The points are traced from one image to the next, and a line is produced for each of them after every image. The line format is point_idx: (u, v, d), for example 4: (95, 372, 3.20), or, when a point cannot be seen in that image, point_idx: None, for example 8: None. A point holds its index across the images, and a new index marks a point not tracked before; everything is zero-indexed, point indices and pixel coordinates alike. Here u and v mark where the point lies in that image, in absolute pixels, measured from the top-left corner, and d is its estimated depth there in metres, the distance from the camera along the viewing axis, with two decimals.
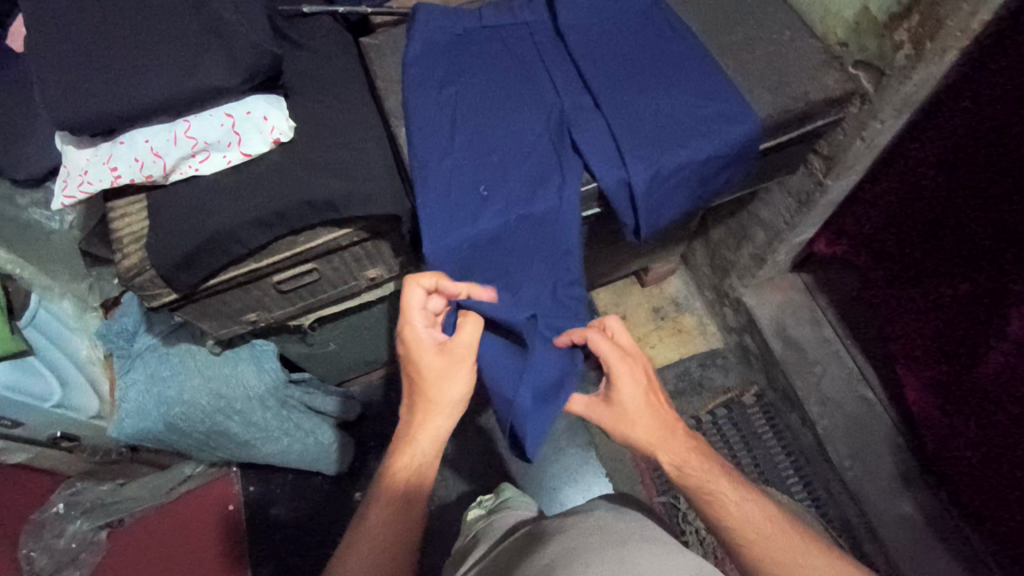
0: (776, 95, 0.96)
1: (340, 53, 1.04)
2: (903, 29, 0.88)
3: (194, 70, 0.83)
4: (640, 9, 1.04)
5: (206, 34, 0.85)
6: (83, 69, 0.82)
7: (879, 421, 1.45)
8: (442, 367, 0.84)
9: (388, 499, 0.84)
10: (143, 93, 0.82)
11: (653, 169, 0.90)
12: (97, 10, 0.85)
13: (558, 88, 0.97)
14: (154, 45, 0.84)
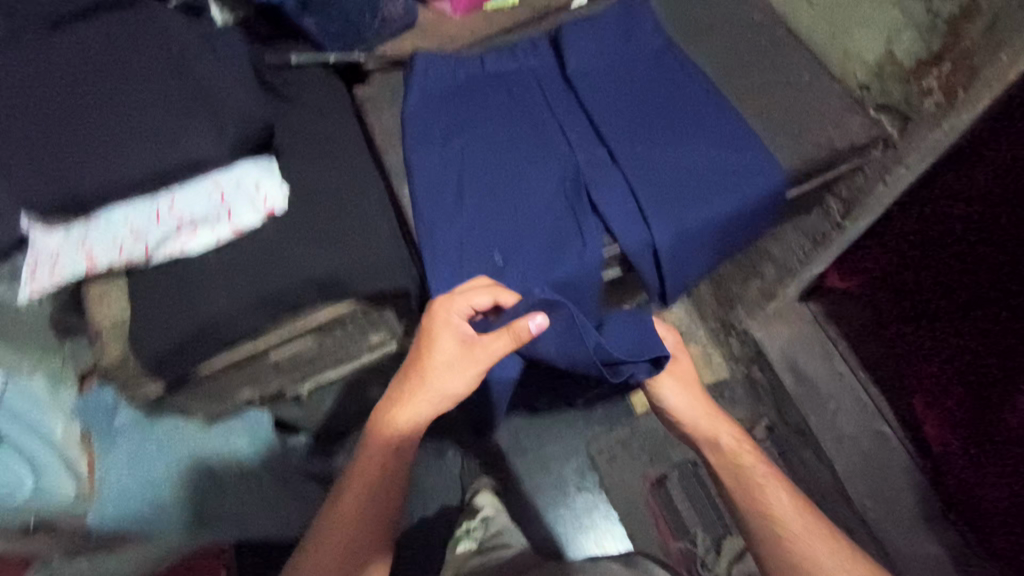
0: (799, 143, 0.91)
1: (333, 106, 0.97)
2: (933, 76, 0.84)
3: (177, 140, 0.75)
4: (651, 52, 0.98)
5: (189, 100, 0.77)
6: (48, 144, 0.74)
7: (895, 457, 1.39)
8: (456, 360, 0.78)
9: (361, 485, 0.79)
10: (121, 168, 0.74)
11: (677, 228, 0.85)
12: (61, 74, 0.76)
13: (571, 139, 0.91)
14: (129, 113, 0.75)
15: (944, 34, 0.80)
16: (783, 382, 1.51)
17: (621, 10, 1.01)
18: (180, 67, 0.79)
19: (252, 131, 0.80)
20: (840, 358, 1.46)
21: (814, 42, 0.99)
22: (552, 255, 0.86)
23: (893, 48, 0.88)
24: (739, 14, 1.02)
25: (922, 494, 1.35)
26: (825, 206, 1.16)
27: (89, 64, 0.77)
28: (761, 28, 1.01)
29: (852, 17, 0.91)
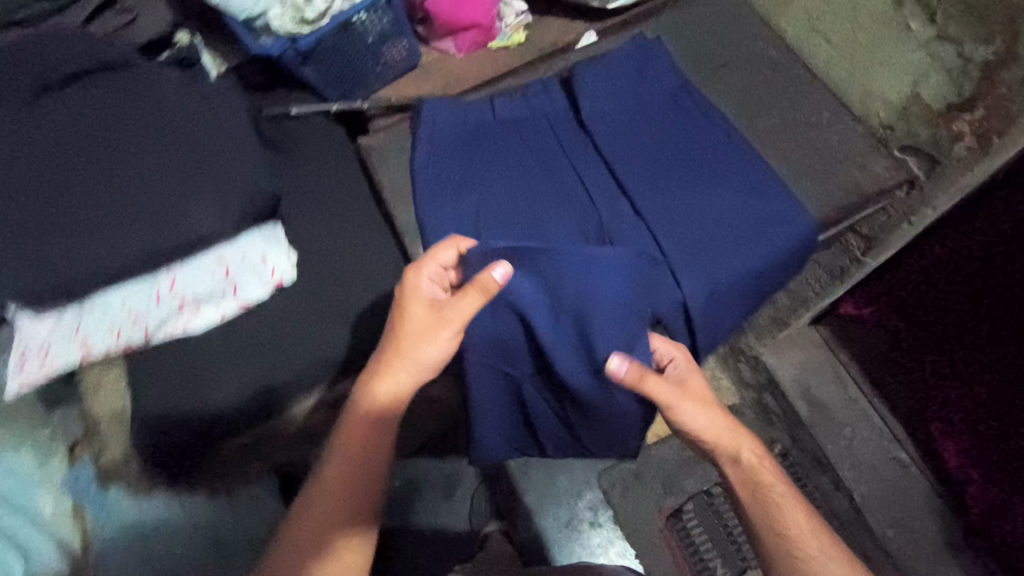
0: (826, 189, 0.88)
1: (338, 159, 0.92)
2: (962, 121, 0.81)
3: (179, 219, 0.70)
4: (666, 91, 0.94)
5: (191, 173, 0.72)
6: (34, 227, 0.67)
7: (916, 484, 1.21)
8: (425, 324, 0.72)
9: (340, 470, 0.72)
10: (117, 252, 0.68)
11: (708, 284, 0.83)
12: (50, 148, 0.71)
13: (591, 191, 0.87)
14: (127, 190, 0.70)
15: (977, 78, 0.77)
16: (796, 410, 1.28)
17: (632, 48, 0.96)
18: (177, 134, 0.74)
19: (259, 202, 0.75)
20: (853, 381, 1.27)
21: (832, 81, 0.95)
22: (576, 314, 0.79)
23: (920, 89, 0.85)
24: (752, 49, 0.99)
25: (945, 531, 1.17)
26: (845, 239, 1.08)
27: (80, 135, 0.71)
28: (777, 65, 0.98)
29: (873, 56, 0.89)
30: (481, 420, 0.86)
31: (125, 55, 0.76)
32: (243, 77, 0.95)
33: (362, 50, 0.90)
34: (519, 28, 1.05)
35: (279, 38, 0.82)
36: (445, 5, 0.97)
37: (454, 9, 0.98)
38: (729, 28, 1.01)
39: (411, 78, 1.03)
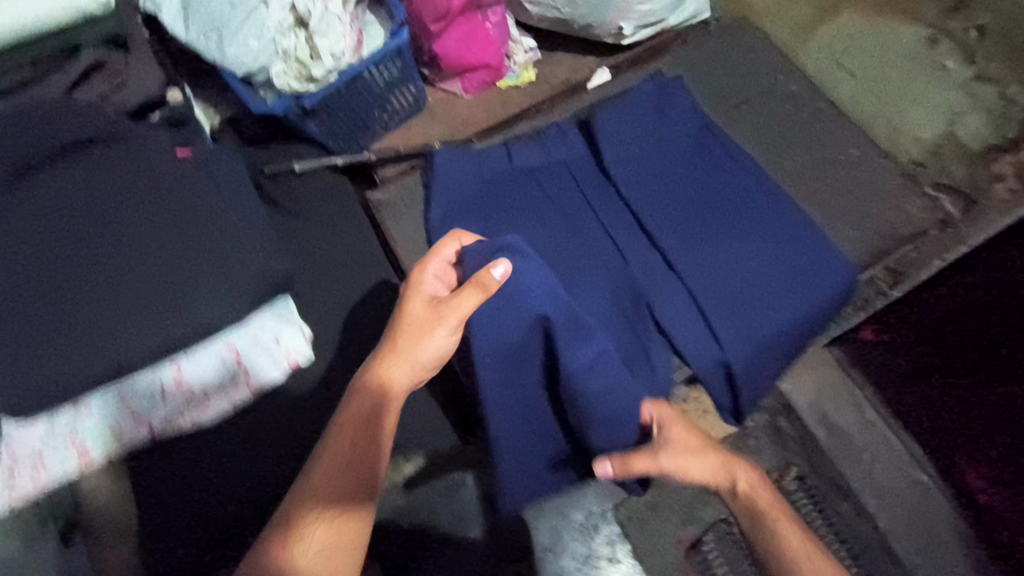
0: (862, 232, 0.85)
1: (340, 210, 0.86)
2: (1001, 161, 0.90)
3: (179, 312, 0.63)
4: (690, 134, 0.89)
5: (193, 256, 0.65)
6: (21, 330, 0.61)
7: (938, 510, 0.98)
8: (423, 319, 0.68)
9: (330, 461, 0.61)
10: (111, 352, 0.61)
11: (750, 343, 0.79)
12: (33, 235, 0.64)
13: (621, 247, 0.84)
14: (124, 281, 0.63)
15: None
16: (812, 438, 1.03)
17: (652, 88, 0.92)
18: (176, 210, 0.67)
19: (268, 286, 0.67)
20: (868, 405, 1.04)
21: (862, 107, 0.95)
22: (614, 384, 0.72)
23: (954, 128, 0.93)
24: (772, 83, 0.95)
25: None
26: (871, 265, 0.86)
27: (68, 219, 0.65)
28: (799, 99, 0.94)
29: (905, 95, 0.95)
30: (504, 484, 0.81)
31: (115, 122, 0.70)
32: (241, 134, 0.91)
33: (370, 98, 0.85)
34: (528, 66, 1.00)
35: (282, 97, 0.77)
36: (452, 46, 0.90)
37: (460, 49, 0.91)
38: (746, 62, 0.97)
39: (416, 123, 0.98)
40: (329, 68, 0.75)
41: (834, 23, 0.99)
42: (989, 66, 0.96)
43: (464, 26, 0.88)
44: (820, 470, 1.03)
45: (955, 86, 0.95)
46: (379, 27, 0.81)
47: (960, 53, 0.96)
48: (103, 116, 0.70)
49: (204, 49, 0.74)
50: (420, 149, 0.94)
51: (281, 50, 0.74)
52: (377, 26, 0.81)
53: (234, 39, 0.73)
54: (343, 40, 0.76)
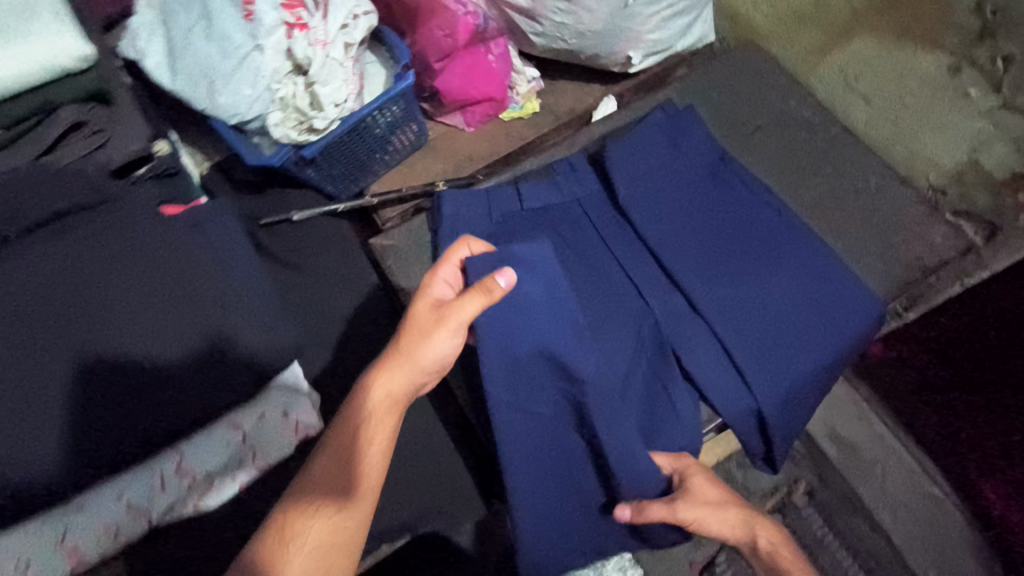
0: (886, 264, 0.83)
1: (340, 256, 0.81)
2: None
3: (188, 404, 0.62)
4: (704, 166, 0.86)
5: (198, 341, 0.63)
6: (16, 412, 0.57)
7: (953, 525, 0.94)
8: (423, 321, 0.65)
9: (331, 455, 0.59)
10: (118, 449, 0.59)
11: (782, 388, 0.76)
12: (16, 318, 0.59)
13: (642, 289, 0.80)
14: (125, 369, 0.60)
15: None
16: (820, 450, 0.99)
17: (662, 117, 0.88)
18: (172, 270, 0.64)
19: (280, 363, 0.66)
20: (875, 415, 1.00)
21: (875, 136, 0.94)
22: (633, 439, 0.70)
23: (978, 157, 0.91)
24: (785, 109, 0.92)
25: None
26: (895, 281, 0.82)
27: (55, 297, 0.60)
28: (813, 126, 0.91)
29: (922, 123, 0.93)
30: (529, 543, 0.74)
31: (105, 184, 0.68)
32: (230, 177, 0.87)
33: (370, 140, 0.81)
34: (531, 96, 0.96)
35: (280, 147, 0.73)
36: (454, 81, 0.85)
37: (463, 85, 0.86)
38: (756, 87, 0.94)
39: (417, 160, 0.93)
40: (330, 118, 0.71)
41: (846, 49, 0.98)
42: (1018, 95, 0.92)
43: (467, 59, 0.84)
44: (828, 482, 1.00)
45: (979, 115, 0.93)
46: (380, 66, 0.79)
47: (986, 80, 0.94)
48: (90, 184, 0.67)
49: (191, 97, 0.69)
50: (420, 189, 0.88)
51: (278, 98, 0.70)
52: (378, 66, 0.79)
53: (226, 87, 0.68)
54: (345, 86, 0.71)
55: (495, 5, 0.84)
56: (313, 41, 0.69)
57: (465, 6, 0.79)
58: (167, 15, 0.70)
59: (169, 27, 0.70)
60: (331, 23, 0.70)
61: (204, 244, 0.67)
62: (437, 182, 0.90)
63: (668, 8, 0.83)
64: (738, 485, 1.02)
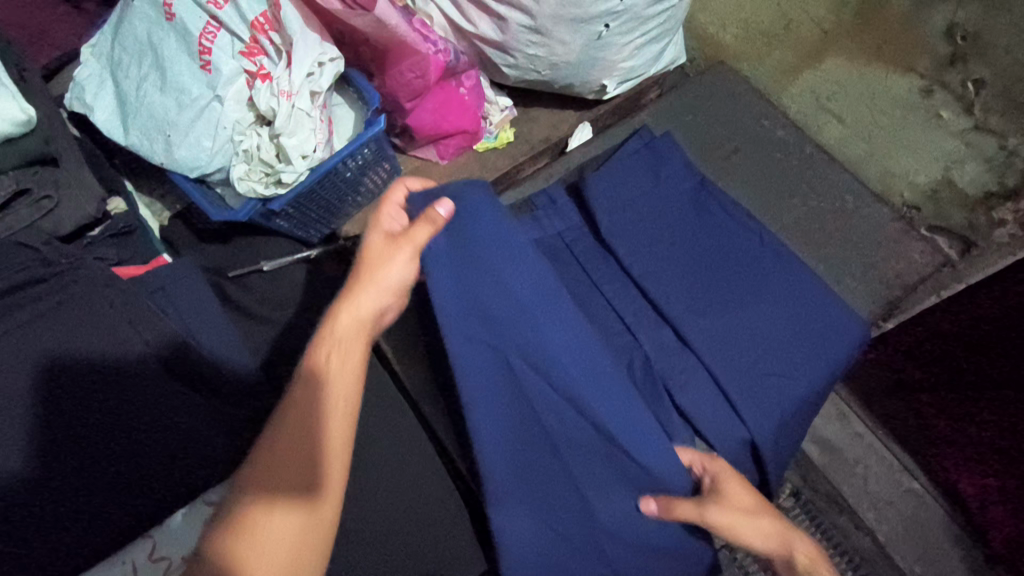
0: (867, 284, 0.83)
1: (308, 299, 0.76)
2: (1003, 208, 0.91)
3: (165, 479, 0.61)
4: (684, 195, 0.84)
5: (176, 414, 0.62)
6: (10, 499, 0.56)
7: (935, 522, 0.93)
8: (378, 249, 0.66)
9: (312, 413, 0.58)
10: (93, 529, 0.58)
11: (776, 420, 0.73)
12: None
13: (629, 324, 0.78)
14: (100, 447, 0.59)
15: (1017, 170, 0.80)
16: (804, 456, 0.98)
17: (641, 145, 0.86)
18: (145, 337, 0.63)
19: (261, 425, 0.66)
20: (856, 416, 0.99)
21: (852, 155, 0.97)
22: (632, 428, 0.70)
23: (952, 175, 0.94)
24: (760, 129, 0.92)
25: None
26: (879, 297, 0.83)
27: (16, 380, 0.59)
28: (788, 145, 0.90)
29: (895, 141, 0.96)
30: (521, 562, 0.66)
31: (56, 255, 0.65)
32: (193, 228, 0.82)
33: (341, 184, 0.78)
34: (505, 125, 0.93)
35: (246, 202, 0.69)
36: (427, 117, 0.83)
37: (436, 120, 0.83)
38: (730, 108, 0.93)
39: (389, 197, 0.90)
40: (299, 171, 0.67)
41: (818, 70, 1.01)
42: (990, 117, 0.95)
43: (439, 95, 0.81)
44: (811, 482, 0.99)
45: (952, 136, 0.95)
46: (348, 108, 0.76)
47: (958, 103, 0.96)
48: (40, 255, 0.65)
49: (149, 152, 0.67)
50: None
51: (241, 150, 0.68)
52: (347, 109, 0.76)
53: (185, 140, 0.66)
54: (313, 136, 0.68)
55: (463, 38, 0.82)
56: (276, 91, 0.66)
57: (435, 45, 0.76)
58: (115, 66, 0.69)
59: (120, 81, 0.69)
60: (296, 73, 0.66)
61: (180, 316, 0.67)
62: None
63: (642, 36, 0.82)
64: None
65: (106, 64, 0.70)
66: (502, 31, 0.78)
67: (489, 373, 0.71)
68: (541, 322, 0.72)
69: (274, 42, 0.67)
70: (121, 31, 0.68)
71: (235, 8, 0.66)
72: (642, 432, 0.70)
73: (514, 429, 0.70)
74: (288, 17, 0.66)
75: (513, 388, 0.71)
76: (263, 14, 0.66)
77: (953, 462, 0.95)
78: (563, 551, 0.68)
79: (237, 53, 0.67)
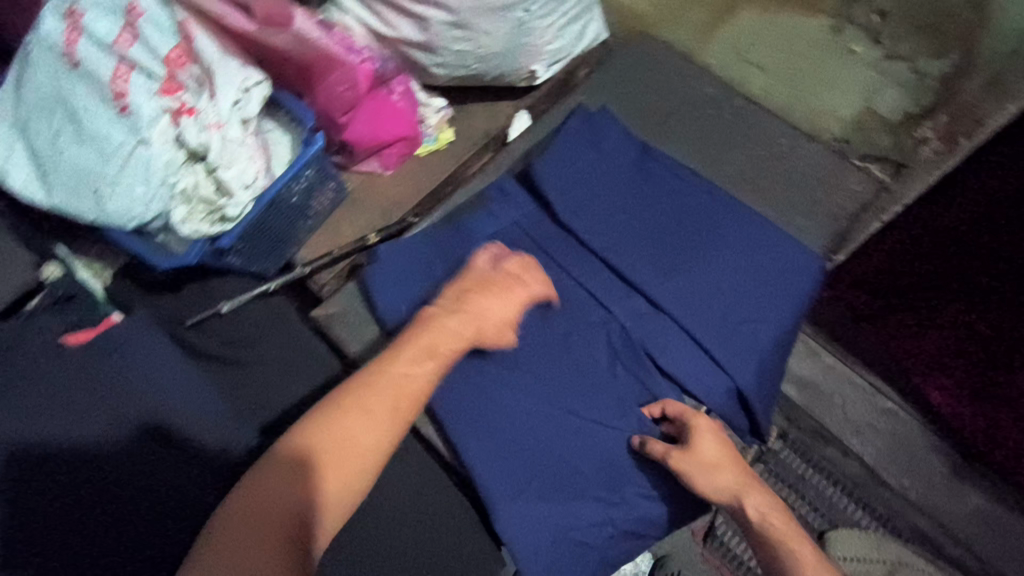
0: (815, 220, 0.87)
1: (276, 332, 0.75)
2: (927, 127, 0.95)
3: (141, 560, 0.54)
4: (630, 165, 0.86)
5: (171, 482, 0.58)
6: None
7: (912, 432, 1.01)
8: (500, 312, 0.69)
9: (388, 432, 0.57)
10: None
11: (754, 363, 0.75)
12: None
13: (599, 297, 0.78)
14: (78, 533, 0.54)
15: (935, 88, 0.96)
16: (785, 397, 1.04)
17: (579, 124, 0.87)
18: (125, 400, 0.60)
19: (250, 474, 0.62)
20: (825, 350, 1.05)
21: (779, 99, 1.00)
22: (613, 397, 0.72)
23: (873, 104, 0.98)
24: (690, 89, 0.94)
25: (986, 494, 0.98)
26: (827, 232, 0.86)
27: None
28: (718, 101, 0.93)
29: (817, 80, 1.00)
30: (525, 551, 0.65)
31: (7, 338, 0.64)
32: (139, 284, 0.79)
33: (288, 211, 0.77)
34: (443, 125, 0.93)
35: (192, 244, 0.67)
36: (364, 130, 0.81)
37: (374, 131, 0.82)
38: (659, 73, 0.95)
39: (340, 216, 0.88)
40: (243, 203, 0.67)
41: (733, 25, 1.03)
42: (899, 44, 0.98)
43: (372, 105, 0.80)
44: (796, 420, 1.03)
45: (868, 66, 1.00)
46: (283, 133, 0.75)
47: (867, 35, 1.00)
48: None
49: (77, 210, 0.64)
50: (353, 246, 0.84)
51: (179, 192, 0.65)
52: (280, 133, 0.75)
53: (114, 191, 0.63)
54: (251, 164, 0.67)
55: (387, 44, 0.82)
56: (204, 125, 0.64)
57: (360, 54, 0.75)
58: (24, 125, 0.65)
59: (30, 140, 0.65)
60: (220, 102, 0.64)
61: (150, 375, 0.63)
62: (367, 236, 0.85)
63: (562, 17, 0.84)
64: None
65: (13, 126, 0.66)
66: (424, 31, 0.78)
67: (460, 381, 0.71)
68: None
69: (193, 75, 0.65)
70: (24, 89, 0.65)
71: (144, 46, 0.64)
72: (621, 398, 0.73)
73: (500, 424, 0.70)
74: (202, 45, 0.65)
75: (491, 386, 0.71)
76: (176, 48, 0.65)
77: (937, 382, 0.99)
78: (567, 532, 0.66)
79: (155, 93, 0.64)
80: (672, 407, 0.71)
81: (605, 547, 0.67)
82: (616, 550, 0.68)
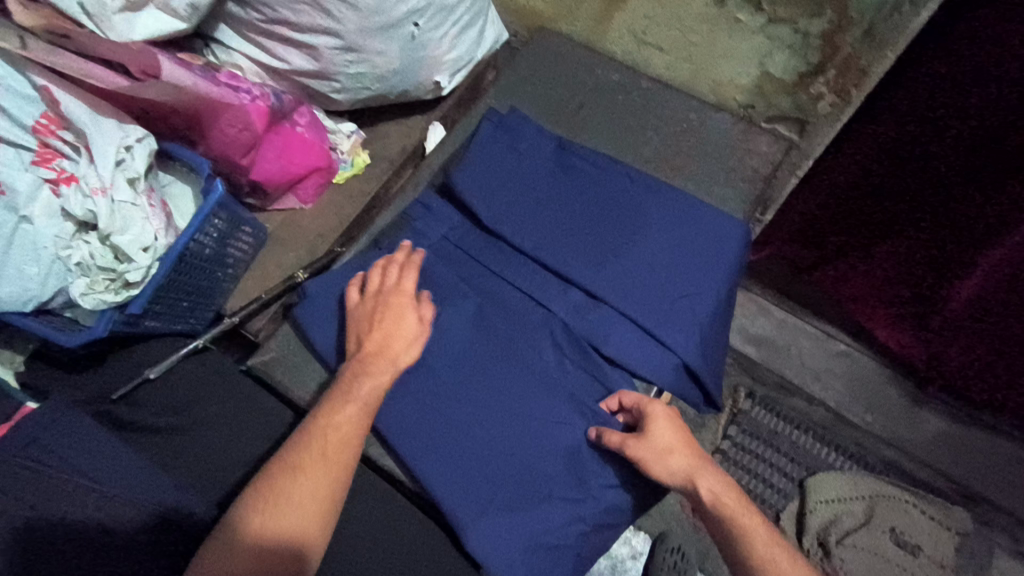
0: (733, 186, 0.88)
1: (212, 392, 0.73)
2: (818, 82, 0.85)
3: None
4: (547, 160, 0.86)
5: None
6: None
7: (863, 368, 1.07)
8: (409, 324, 0.68)
9: (322, 481, 0.56)
10: None
11: (695, 334, 0.76)
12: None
13: (536, 296, 0.78)
14: None
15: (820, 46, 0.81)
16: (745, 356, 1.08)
17: (492, 128, 0.87)
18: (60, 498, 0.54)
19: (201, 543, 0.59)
20: (774, 306, 1.12)
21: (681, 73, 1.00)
22: (558, 393, 0.72)
23: (768, 67, 0.88)
24: (596, 79, 0.95)
25: (942, 416, 1.04)
26: (748, 195, 0.88)
27: None
28: (625, 86, 0.95)
29: (712, 52, 0.91)
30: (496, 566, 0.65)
31: None
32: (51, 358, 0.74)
33: (203, 264, 0.74)
34: (357, 149, 0.92)
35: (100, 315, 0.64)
36: (272, 166, 0.80)
37: (284, 166, 0.81)
38: (563, 68, 0.96)
39: (266, 258, 0.86)
40: (144, 265, 0.65)
41: (625, 10, 0.94)
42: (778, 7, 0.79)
43: (277, 140, 0.80)
44: (759, 378, 1.09)
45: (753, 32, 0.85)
46: (181, 184, 0.74)
47: None
48: None
49: None
50: (282, 286, 0.81)
51: (74, 264, 0.63)
52: (179, 184, 0.74)
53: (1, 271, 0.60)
54: (149, 224, 0.65)
55: (281, 77, 0.80)
56: (87, 191, 0.62)
57: (250, 92, 0.73)
58: None
59: None
60: (102, 165, 0.63)
61: (72, 461, 0.57)
62: (296, 273, 0.83)
63: (456, 24, 0.83)
64: (693, 421, 1.05)
65: None
66: (317, 59, 0.77)
67: (402, 407, 0.71)
68: (449, 340, 0.75)
69: (67, 140, 0.64)
70: None
71: (7, 117, 0.62)
72: (574, 393, 0.73)
73: (455, 442, 0.70)
74: (72, 110, 0.63)
75: (440, 404, 0.71)
76: (44, 115, 0.63)
77: (883, 320, 1.04)
78: (538, 539, 0.66)
79: (29, 164, 0.62)
80: (629, 397, 0.70)
81: (579, 544, 0.68)
82: (590, 544, 0.69)
